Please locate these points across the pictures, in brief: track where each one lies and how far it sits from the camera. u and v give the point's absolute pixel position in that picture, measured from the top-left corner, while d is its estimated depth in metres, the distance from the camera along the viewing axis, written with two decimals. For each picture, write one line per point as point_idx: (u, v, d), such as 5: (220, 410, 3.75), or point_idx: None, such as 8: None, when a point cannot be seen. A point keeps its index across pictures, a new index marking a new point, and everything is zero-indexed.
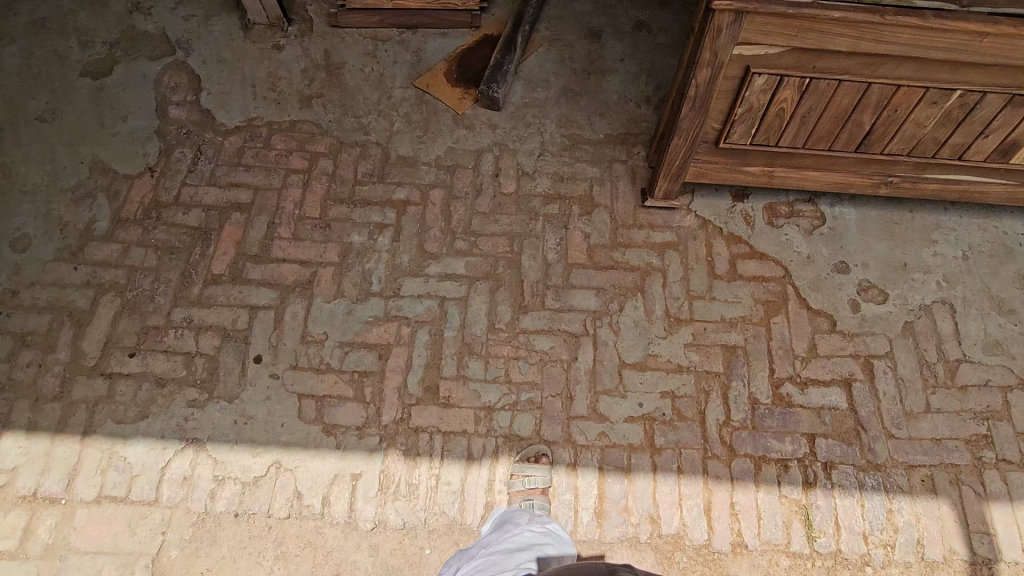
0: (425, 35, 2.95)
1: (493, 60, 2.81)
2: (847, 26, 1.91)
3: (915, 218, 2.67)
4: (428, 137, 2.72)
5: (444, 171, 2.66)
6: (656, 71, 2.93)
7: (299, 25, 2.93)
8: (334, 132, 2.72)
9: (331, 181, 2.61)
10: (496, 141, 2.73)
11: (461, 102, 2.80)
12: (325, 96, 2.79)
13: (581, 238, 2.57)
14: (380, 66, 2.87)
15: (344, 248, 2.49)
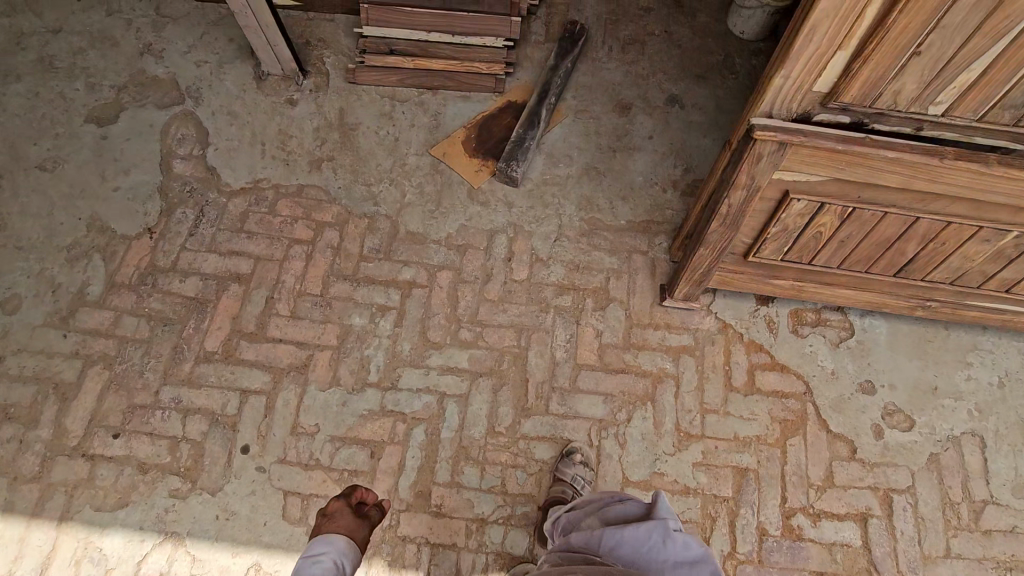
0: (445, 98, 2.81)
1: (515, 133, 2.66)
2: (899, 165, 1.76)
3: (951, 337, 2.50)
4: (440, 212, 2.59)
5: (453, 251, 2.53)
6: (686, 152, 2.76)
7: (315, 78, 2.80)
8: (342, 200, 2.60)
9: (335, 255, 2.50)
10: (511, 221, 2.60)
11: (477, 174, 2.66)
12: (336, 160, 2.67)
13: (592, 335, 2.43)
14: (396, 129, 2.74)
15: (343, 331, 2.39)
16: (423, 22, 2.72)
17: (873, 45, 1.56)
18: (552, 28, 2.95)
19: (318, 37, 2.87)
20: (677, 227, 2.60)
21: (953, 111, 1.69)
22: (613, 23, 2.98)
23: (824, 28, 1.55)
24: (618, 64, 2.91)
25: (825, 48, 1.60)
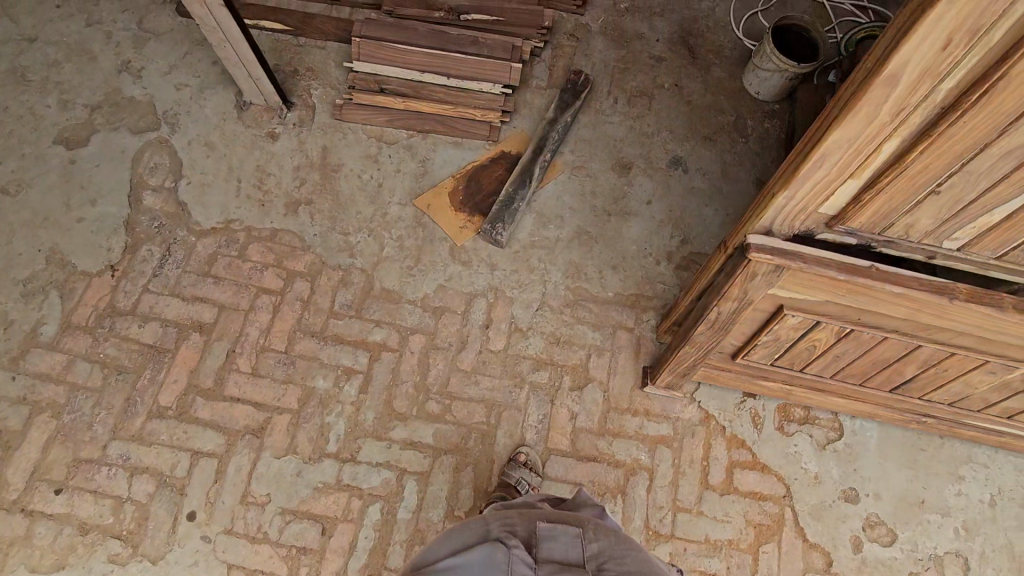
0: (435, 142, 2.63)
1: (505, 190, 2.52)
2: (905, 299, 1.60)
3: (944, 447, 2.37)
4: (418, 269, 2.46)
5: (429, 313, 2.40)
6: (684, 221, 2.60)
7: (299, 111, 2.65)
8: (317, 249, 2.47)
9: (304, 309, 2.38)
10: (492, 284, 2.46)
11: (461, 231, 2.51)
12: (314, 203, 2.52)
13: (566, 417, 2.31)
14: (380, 174, 2.59)
15: (305, 393, 2.28)
16: (418, 61, 2.58)
17: (888, 179, 1.39)
18: (555, 74, 2.77)
19: (307, 66, 2.70)
20: (668, 305, 2.45)
21: (970, 246, 1.53)
22: (621, 72, 2.80)
23: (835, 157, 1.38)
24: (622, 118, 2.73)
25: (834, 176, 1.43)
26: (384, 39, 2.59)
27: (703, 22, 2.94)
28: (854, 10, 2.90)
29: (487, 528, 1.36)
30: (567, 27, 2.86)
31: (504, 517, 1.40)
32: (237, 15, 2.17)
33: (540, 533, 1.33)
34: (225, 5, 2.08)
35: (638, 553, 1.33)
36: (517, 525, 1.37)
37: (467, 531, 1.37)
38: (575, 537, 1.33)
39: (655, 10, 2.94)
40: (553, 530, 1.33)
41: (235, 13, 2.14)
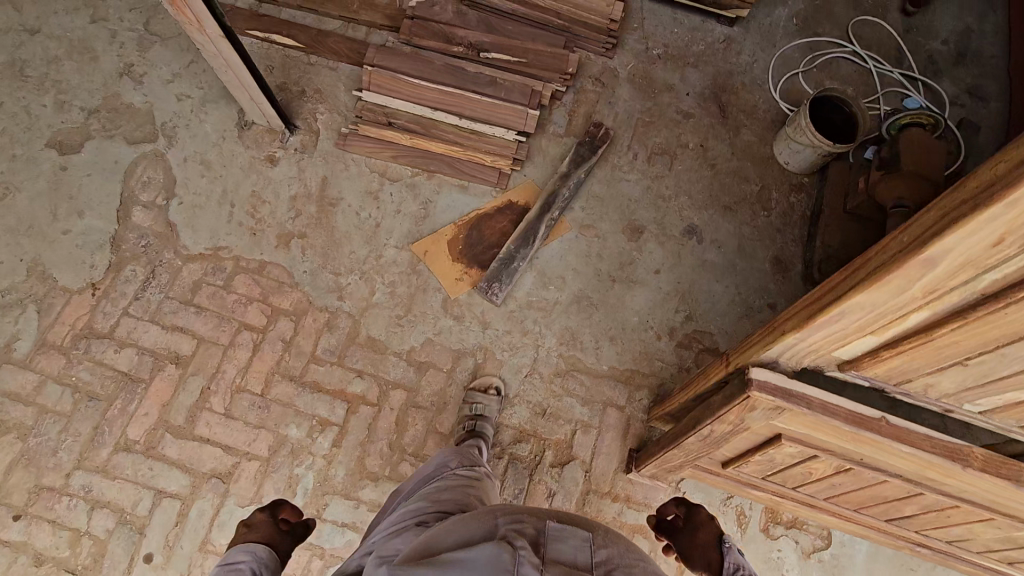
0: (440, 184, 2.50)
1: (505, 249, 2.41)
2: (912, 457, 1.46)
3: (935, 570, 2.25)
4: (407, 320, 2.36)
5: (413, 367, 2.31)
6: (692, 296, 2.46)
7: (303, 136, 2.53)
8: (305, 287, 2.37)
9: (285, 350, 2.30)
10: (483, 343, 2.35)
11: (457, 283, 2.40)
12: (308, 237, 2.42)
13: (542, 496, 2.22)
14: (379, 213, 2.47)
15: (277, 441, 2.21)
16: (431, 98, 2.44)
17: (910, 345, 1.26)
18: (575, 123, 2.62)
19: (315, 87, 2.58)
20: (663, 386, 2.34)
21: (993, 413, 1.39)
22: (644, 126, 2.65)
23: (854, 317, 1.25)
24: (639, 177, 2.58)
25: (851, 332, 1.30)
26: (397, 70, 2.43)
27: (739, 78, 2.76)
28: (902, 80, 2.79)
29: (494, 523, 1.26)
30: (593, 71, 2.69)
31: (513, 514, 1.28)
32: (241, 49, 2.02)
33: (550, 530, 1.21)
34: (227, 40, 1.93)
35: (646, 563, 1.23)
36: (526, 523, 1.24)
37: (473, 524, 1.26)
38: (583, 537, 1.22)
39: (690, 60, 2.77)
40: (564, 531, 1.21)
41: (238, 48, 1.99)
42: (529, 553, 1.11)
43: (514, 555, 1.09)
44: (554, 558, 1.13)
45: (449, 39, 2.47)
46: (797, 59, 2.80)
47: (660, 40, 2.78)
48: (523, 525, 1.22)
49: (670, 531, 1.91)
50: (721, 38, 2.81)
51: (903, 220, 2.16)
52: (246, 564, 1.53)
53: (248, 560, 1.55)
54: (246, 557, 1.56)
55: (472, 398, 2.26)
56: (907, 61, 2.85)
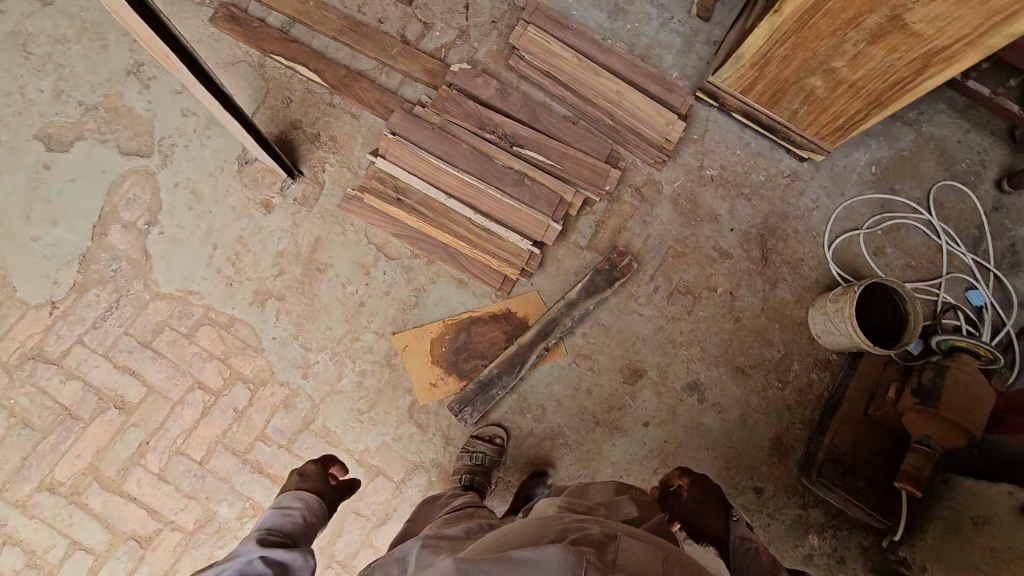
0: (438, 274, 2.29)
1: (486, 369, 2.19)
2: None
3: None
4: (368, 417, 2.21)
5: (363, 470, 2.18)
6: (676, 460, 2.27)
7: (304, 185, 2.30)
8: (271, 355, 2.21)
9: (234, 420, 2.17)
10: (440, 459, 2.21)
11: (430, 390, 2.23)
12: (285, 302, 2.24)
13: None
14: (367, 291, 2.27)
15: (204, 516, 2.11)
16: (449, 183, 2.20)
17: None
18: (601, 237, 2.36)
19: (331, 134, 2.33)
20: None
21: None
22: (675, 257, 2.39)
23: None
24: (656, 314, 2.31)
25: None
26: (421, 145, 2.19)
27: (793, 223, 2.47)
28: (973, 267, 2.49)
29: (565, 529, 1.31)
30: (635, 181, 2.41)
31: (584, 525, 1.31)
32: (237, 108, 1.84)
33: (619, 542, 1.22)
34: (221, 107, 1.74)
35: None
36: (596, 532, 1.27)
37: (542, 533, 1.30)
38: (652, 552, 1.21)
39: (745, 190, 2.47)
40: (635, 543, 1.22)
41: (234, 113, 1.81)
42: (596, 559, 1.13)
43: (583, 558, 1.10)
44: (623, 568, 1.14)
45: (481, 122, 2.19)
46: (862, 215, 2.50)
47: (718, 158, 2.47)
48: (592, 534, 1.24)
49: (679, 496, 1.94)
50: (787, 172, 2.49)
51: (927, 460, 1.90)
52: (296, 508, 1.78)
53: (299, 505, 1.79)
54: (297, 502, 1.82)
55: (472, 446, 2.18)
56: (984, 245, 2.53)
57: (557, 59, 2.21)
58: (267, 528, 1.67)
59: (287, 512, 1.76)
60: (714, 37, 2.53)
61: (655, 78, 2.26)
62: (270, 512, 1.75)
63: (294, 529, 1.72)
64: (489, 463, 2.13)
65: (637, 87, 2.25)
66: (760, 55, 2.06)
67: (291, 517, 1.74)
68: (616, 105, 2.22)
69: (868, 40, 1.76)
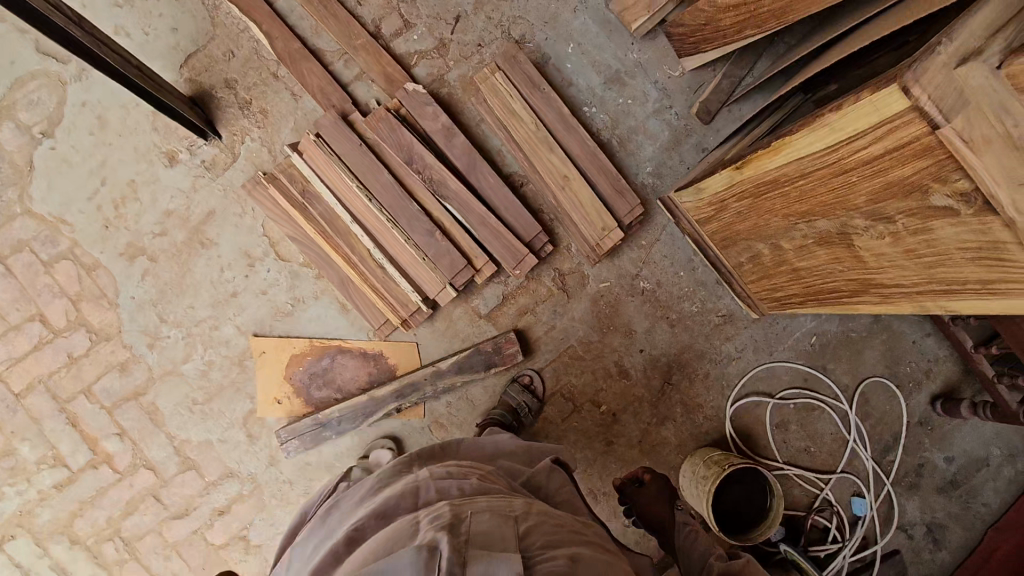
0: (322, 292, 2.14)
1: (329, 409, 2.10)
2: None
3: None
4: (200, 410, 2.13)
5: (177, 459, 2.12)
6: None
7: (218, 152, 2.11)
8: (123, 314, 2.09)
9: (65, 366, 2.09)
10: (259, 475, 2.14)
11: (272, 405, 2.13)
12: (156, 266, 2.10)
13: None
14: (243, 284, 2.12)
15: (5, 449, 2.08)
16: (355, 206, 2.00)
17: None
18: (504, 313, 2.21)
19: (262, 106, 2.11)
20: None
21: None
22: (571, 358, 2.25)
23: None
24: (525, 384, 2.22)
25: None
26: (339, 157, 1.98)
27: (707, 366, 2.31)
28: (869, 474, 2.35)
29: (418, 514, 1.16)
30: (562, 267, 2.22)
31: (434, 508, 1.15)
32: (123, 77, 1.66)
33: (470, 517, 1.09)
34: (82, 57, 1.55)
35: (569, 533, 1.16)
36: (445, 512, 1.12)
37: (394, 526, 1.13)
38: (501, 517, 1.11)
39: (671, 315, 2.29)
40: (485, 514, 1.10)
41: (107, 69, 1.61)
42: (449, 539, 1.00)
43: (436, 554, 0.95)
44: (479, 541, 1.01)
45: (410, 156, 1.98)
46: (781, 383, 2.34)
47: (658, 273, 2.28)
48: (441, 519, 1.09)
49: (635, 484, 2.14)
50: (723, 311, 2.30)
51: None
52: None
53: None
54: None
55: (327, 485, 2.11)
56: (891, 456, 2.38)
57: (514, 118, 1.99)
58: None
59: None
60: (707, 144, 2.29)
61: (611, 175, 2.05)
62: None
63: None
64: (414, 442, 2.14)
65: (588, 177, 2.04)
66: (718, 199, 1.85)
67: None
68: (559, 190, 2.02)
69: (816, 240, 1.57)
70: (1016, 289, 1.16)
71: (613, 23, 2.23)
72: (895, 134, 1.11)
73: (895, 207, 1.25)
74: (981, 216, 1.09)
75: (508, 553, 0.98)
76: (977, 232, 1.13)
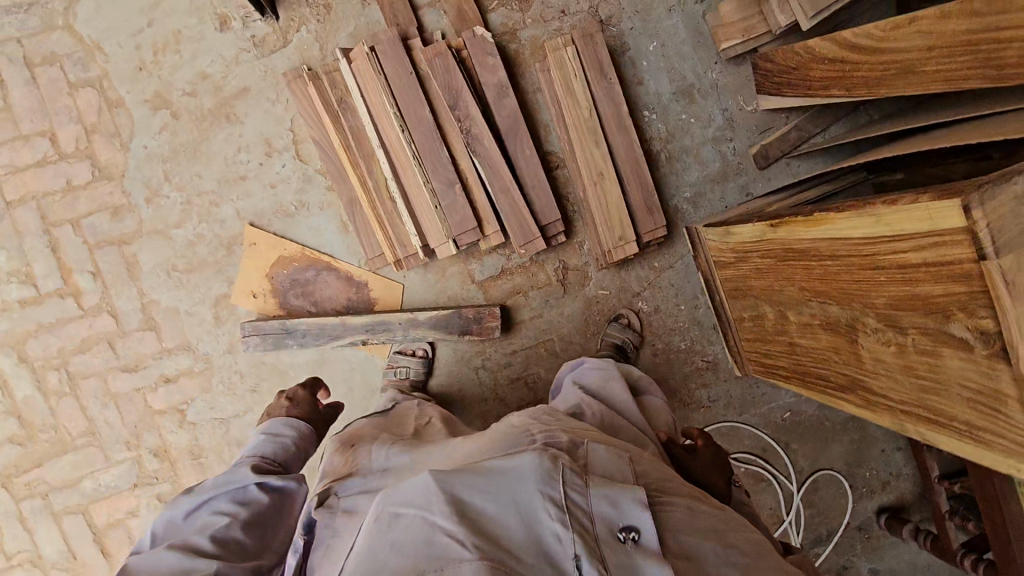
0: (328, 205, 2.10)
1: (303, 321, 2.04)
2: None
3: None
4: (177, 277, 2.12)
5: (141, 316, 2.12)
6: None
7: (270, 32, 2.04)
8: (131, 160, 2.07)
9: (61, 192, 2.07)
10: (213, 357, 2.15)
11: (246, 297, 2.11)
12: (177, 124, 2.06)
13: (126, 505, 2.20)
14: (254, 171, 2.08)
15: None
16: (386, 132, 1.94)
17: None
18: (496, 286, 2.17)
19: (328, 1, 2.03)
20: None
21: None
22: (548, 351, 2.22)
23: None
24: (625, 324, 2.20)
25: None
26: (386, 77, 1.90)
27: (674, 404, 2.28)
28: None
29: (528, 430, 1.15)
30: (568, 261, 2.17)
31: (547, 428, 1.14)
32: None
33: (588, 445, 1.07)
34: None
35: (686, 484, 1.12)
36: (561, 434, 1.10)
37: (501, 438, 1.14)
38: (617, 451, 1.09)
39: (658, 344, 2.25)
40: (603, 445, 1.09)
41: None
42: (571, 458, 1.00)
43: (562, 465, 0.95)
44: (596, 470, 1.01)
45: (455, 102, 1.91)
46: (741, 444, 2.31)
47: (660, 299, 2.23)
48: (558, 438, 1.08)
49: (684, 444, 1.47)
50: (709, 357, 2.27)
51: None
52: (289, 438, 1.49)
53: (292, 435, 1.50)
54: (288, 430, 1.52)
55: (393, 360, 2.14)
56: (819, 549, 2.36)
57: (572, 99, 1.91)
58: (256, 458, 1.40)
59: (278, 442, 1.46)
60: (752, 189, 2.25)
61: (647, 188, 1.97)
62: (257, 440, 1.45)
63: (286, 459, 1.47)
64: (411, 376, 2.12)
65: (623, 183, 1.97)
66: (742, 249, 1.78)
67: (283, 449, 1.46)
68: (591, 185, 1.95)
69: (823, 325, 1.51)
70: (995, 445, 1.11)
71: (703, 36, 2.17)
72: (939, 250, 1.04)
73: (913, 321, 1.19)
74: (994, 361, 1.02)
75: (630, 485, 0.99)
76: (984, 376, 1.06)
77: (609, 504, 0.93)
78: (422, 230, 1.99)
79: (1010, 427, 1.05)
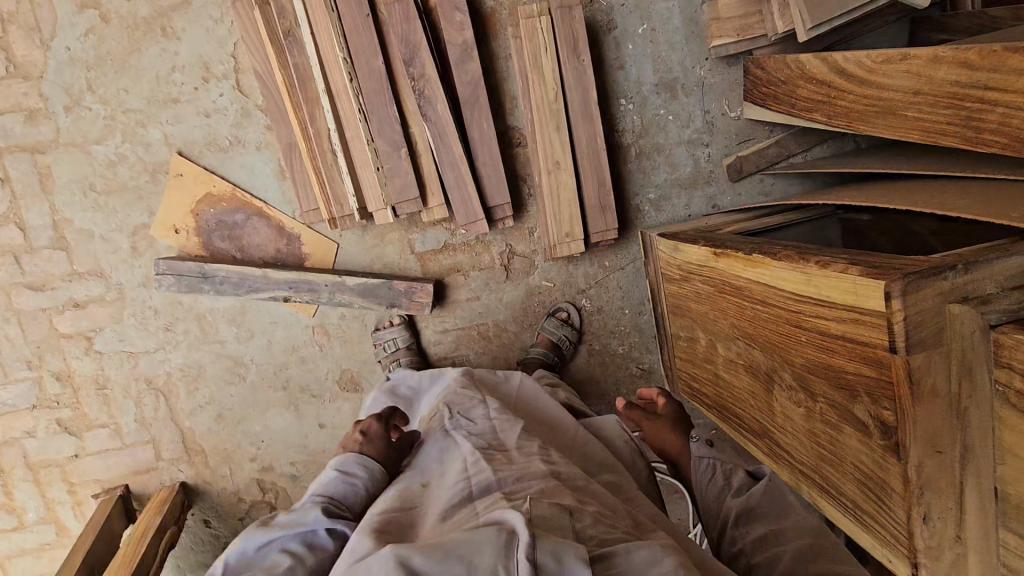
0: (267, 147, 1.94)
1: (221, 267, 1.91)
2: None
3: None
4: (93, 198, 1.94)
5: (51, 233, 1.95)
6: (316, 471, 2.17)
7: None
8: (52, 61, 1.86)
9: None
10: (128, 289, 1.98)
11: (168, 231, 1.95)
12: (108, 29, 1.85)
13: (22, 424, 2.05)
14: (190, 96, 1.90)
15: None
16: (334, 77, 1.77)
17: None
18: (436, 261, 2.06)
19: None
20: (182, 504, 2.09)
21: None
22: (482, 335, 2.14)
23: None
24: (562, 319, 2.12)
25: None
26: (340, 16, 1.71)
27: (602, 406, 2.24)
28: None
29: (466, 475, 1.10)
30: (515, 246, 2.06)
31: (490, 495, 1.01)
32: None
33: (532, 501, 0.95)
34: None
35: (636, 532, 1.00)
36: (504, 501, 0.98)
37: (453, 502, 1.03)
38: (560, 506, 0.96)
39: (595, 344, 2.18)
40: (548, 501, 0.97)
41: None
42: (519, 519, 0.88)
43: (511, 535, 0.84)
44: (541, 527, 0.89)
45: (411, 57, 1.74)
46: None
47: (604, 299, 2.15)
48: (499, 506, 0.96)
49: (646, 412, 1.60)
50: (644, 365, 2.21)
51: None
52: (359, 480, 1.26)
53: (363, 476, 1.27)
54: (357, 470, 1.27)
55: (377, 338, 2.05)
56: None
57: (539, 75, 1.75)
58: (324, 498, 1.21)
59: (349, 484, 1.24)
60: (718, 201, 2.15)
61: (604, 185, 1.85)
62: (329, 476, 1.25)
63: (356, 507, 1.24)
64: (402, 344, 2.05)
65: (579, 175, 1.84)
66: (687, 269, 1.69)
67: (353, 494, 1.24)
68: (545, 172, 1.82)
69: (745, 366, 1.44)
70: (873, 529, 1.07)
71: (699, 28, 2.00)
72: (856, 323, 0.97)
73: (824, 389, 1.12)
74: (886, 453, 0.97)
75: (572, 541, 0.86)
76: (874, 463, 1.01)
77: (554, 561, 0.82)
78: (363, 192, 1.86)
79: (890, 521, 1.01)
